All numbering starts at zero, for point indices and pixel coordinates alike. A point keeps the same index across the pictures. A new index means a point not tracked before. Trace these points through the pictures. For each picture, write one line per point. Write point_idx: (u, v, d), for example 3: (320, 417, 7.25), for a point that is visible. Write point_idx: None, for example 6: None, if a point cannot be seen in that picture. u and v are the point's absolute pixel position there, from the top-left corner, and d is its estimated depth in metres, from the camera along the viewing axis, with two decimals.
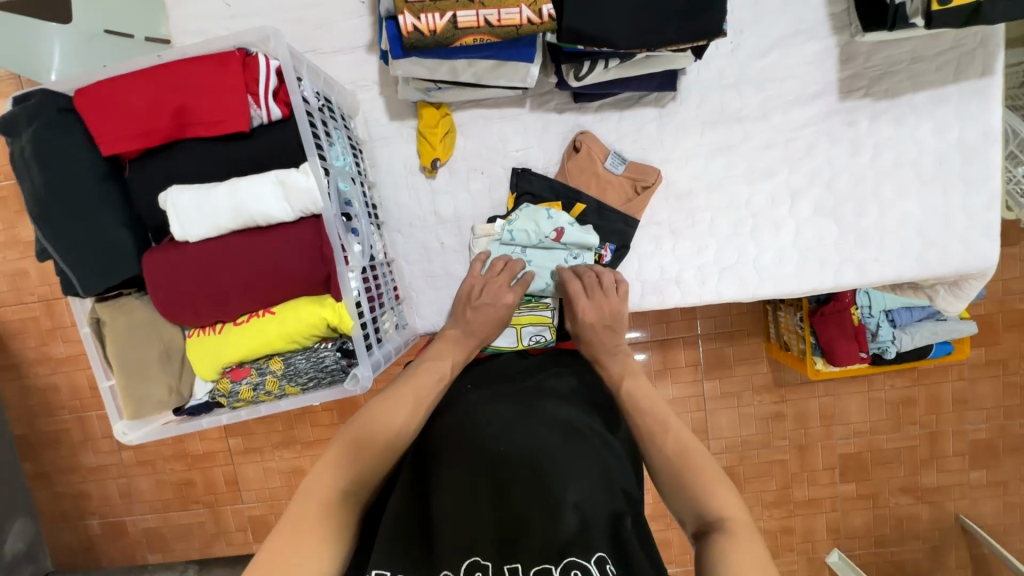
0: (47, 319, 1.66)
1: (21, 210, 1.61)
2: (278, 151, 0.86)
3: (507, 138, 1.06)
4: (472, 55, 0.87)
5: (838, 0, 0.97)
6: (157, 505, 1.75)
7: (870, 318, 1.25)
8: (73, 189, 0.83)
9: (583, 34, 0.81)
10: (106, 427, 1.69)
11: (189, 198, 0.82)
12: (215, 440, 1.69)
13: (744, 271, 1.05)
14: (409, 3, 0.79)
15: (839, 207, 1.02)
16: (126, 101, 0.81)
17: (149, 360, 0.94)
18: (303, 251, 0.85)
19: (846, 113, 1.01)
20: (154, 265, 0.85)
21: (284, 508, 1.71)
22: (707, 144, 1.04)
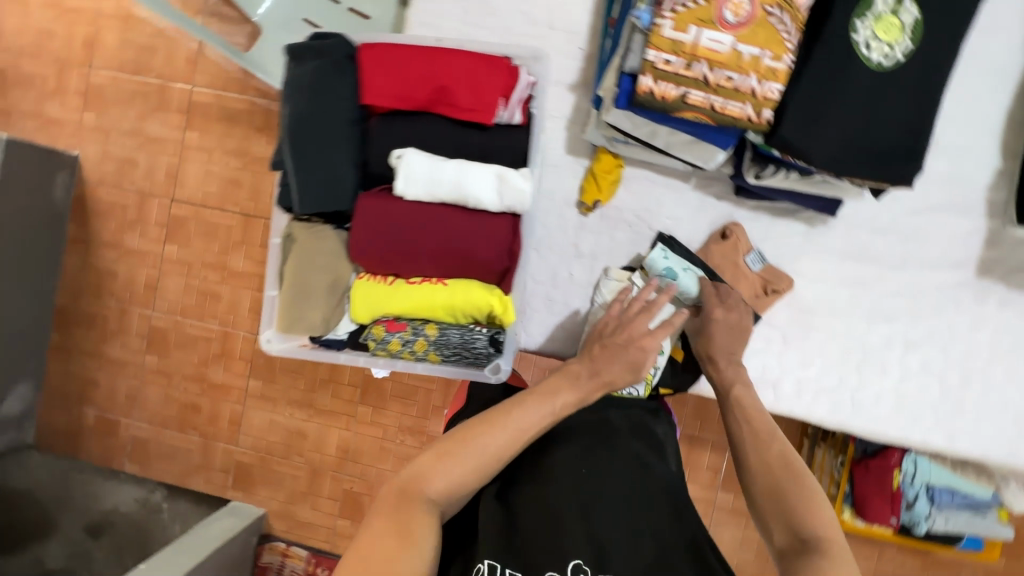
0: (135, 211, 1.74)
1: (157, 109, 1.71)
2: (504, 150, 0.95)
3: (663, 204, 1.10)
4: (677, 126, 0.93)
5: (1000, 190, 1.03)
6: (156, 418, 1.75)
7: (910, 487, 1.23)
8: (329, 122, 0.93)
9: (791, 145, 0.86)
10: (144, 326, 1.73)
11: (422, 161, 0.91)
12: (237, 375, 1.71)
13: (844, 397, 1.06)
14: (656, 68, 0.84)
15: (946, 371, 1.04)
16: (404, 68, 0.92)
17: (318, 285, 1.00)
18: (494, 240, 0.93)
19: (978, 289, 1.04)
20: (365, 208, 0.94)
21: (272, 464, 1.71)
22: (841, 275, 1.08)
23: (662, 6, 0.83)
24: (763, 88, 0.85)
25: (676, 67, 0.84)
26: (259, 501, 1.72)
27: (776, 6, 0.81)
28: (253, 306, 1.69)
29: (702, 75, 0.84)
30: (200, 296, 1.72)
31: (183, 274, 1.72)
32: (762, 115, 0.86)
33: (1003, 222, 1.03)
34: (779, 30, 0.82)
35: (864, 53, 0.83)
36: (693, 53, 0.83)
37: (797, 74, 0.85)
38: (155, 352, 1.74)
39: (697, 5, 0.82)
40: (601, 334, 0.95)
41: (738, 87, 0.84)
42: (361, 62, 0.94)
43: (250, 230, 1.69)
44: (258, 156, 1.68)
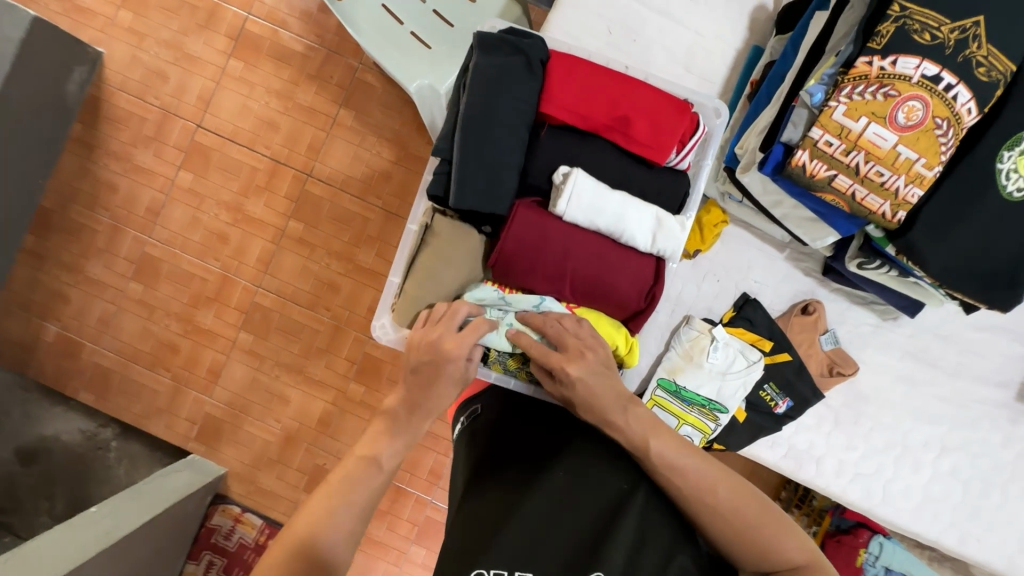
0: (154, 127, 1.61)
1: (204, 27, 1.59)
2: (665, 192, 0.94)
3: (753, 266, 1.07)
4: (809, 203, 0.93)
5: None
6: (126, 350, 1.63)
7: (871, 567, 1.29)
8: (500, 119, 0.88)
9: (912, 250, 0.88)
10: (135, 251, 1.61)
11: (589, 186, 0.89)
12: (227, 324, 1.61)
13: (876, 485, 1.04)
14: (815, 145, 0.83)
15: (971, 479, 1.04)
16: (590, 87, 0.91)
17: (450, 281, 0.96)
18: (638, 280, 0.93)
19: (1015, 411, 1.05)
20: (522, 218, 0.90)
21: (245, 424, 1.62)
22: (893, 368, 1.06)
23: (840, 91, 0.82)
24: (907, 190, 0.84)
25: (835, 151, 0.83)
26: (222, 459, 1.62)
27: (945, 118, 0.80)
28: (262, 257, 1.60)
29: (856, 164, 0.83)
30: (207, 234, 1.61)
31: (192, 207, 1.61)
32: (895, 215, 0.86)
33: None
34: (941, 141, 0.81)
35: (1003, 181, 0.84)
36: (855, 142, 0.82)
37: (939, 183, 0.86)
38: (141, 281, 1.62)
39: (875, 99, 0.80)
40: (408, 356, 0.88)
41: (885, 184, 0.84)
42: (550, 70, 0.92)
43: (277, 178, 1.60)
44: (304, 104, 1.59)
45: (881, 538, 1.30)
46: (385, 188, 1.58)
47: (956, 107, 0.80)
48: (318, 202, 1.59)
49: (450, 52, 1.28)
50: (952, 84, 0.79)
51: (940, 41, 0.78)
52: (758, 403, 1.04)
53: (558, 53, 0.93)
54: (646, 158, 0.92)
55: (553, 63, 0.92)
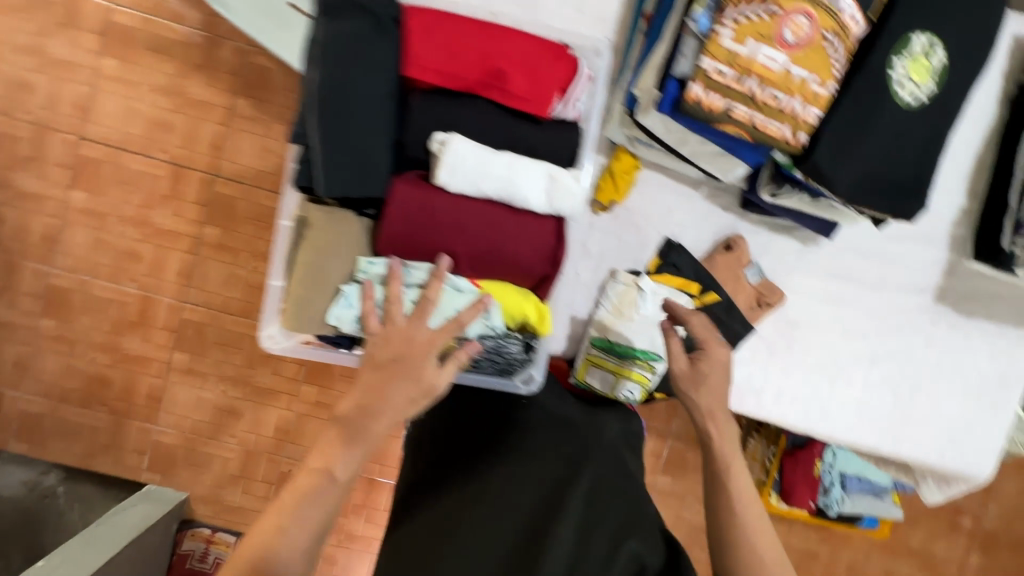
0: (32, 146, 1.45)
1: (64, 24, 1.42)
2: (556, 146, 0.88)
3: (672, 210, 1.05)
4: (713, 138, 0.88)
5: (963, 224, 1.06)
6: (53, 391, 1.51)
7: (828, 473, 1.40)
8: (359, 93, 0.81)
9: (818, 171, 0.85)
10: (40, 284, 1.48)
11: (471, 150, 0.82)
12: (159, 347, 1.52)
13: (813, 405, 1.08)
14: (707, 76, 0.80)
15: (900, 385, 1.08)
16: (457, 44, 0.85)
17: (333, 274, 0.86)
18: (539, 245, 0.88)
19: (934, 314, 1.08)
20: (404, 198, 0.84)
21: (198, 446, 1.55)
22: (823, 290, 1.08)
23: (725, 14, 0.80)
24: (804, 111, 0.82)
25: (727, 78, 0.80)
26: (181, 484, 1.56)
27: (832, 32, 0.79)
28: (182, 270, 1.50)
29: (750, 90, 0.80)
30: (116, 255, 1.48)
31: (94, 228, 1.47)
32: (797, 138, 0.83)
33: (958, 257, 1.07)
34: (830, 55, 0.80)
35: (897, 90, 0.84)
36: (746, 67, 0.79)
37: (837, 101, 0.84)
38: (52, 316, 1.49)
39: (760, 18, 0.78)
40: (371, 354, 0.76)
41: (782, 108, 0.81)
42: (410, 30, 0.85)
43: (182, 184, 1.48)
44: (196, 99, 1.46)
45: (833, 447, 1.40)
46: None
47: (840, 17, 0.79)
48: (231, 203, 1.48)
49: None
50: None
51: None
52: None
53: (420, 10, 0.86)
54: (526, 112, 0.86)
55: (414, 21, 0.85)
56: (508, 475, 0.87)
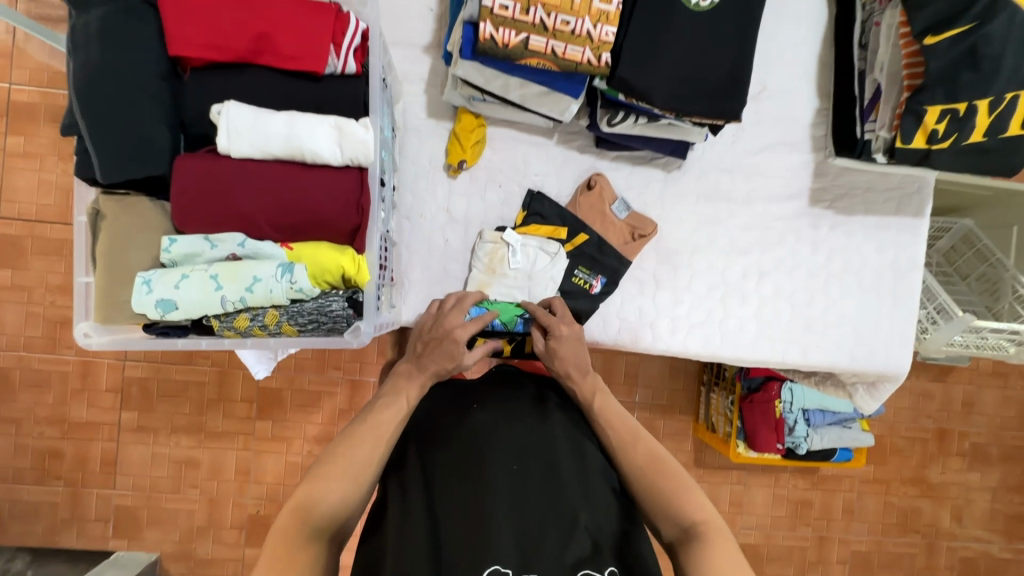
0: None
1: None
2: (341, 101, 0.83)
3: (530, 162, 1.04)
4: (529, 76, 0.88)
5: (821, 125, 1.07)
6: (6, 474, 1.49)
7: (790, 413, 1.35)
8: (119, 76, 0.75)
9: (629, 85, 0.85)
10: None
11: (247, 115, 0.77)
12: (105, 410, 1.51)
13: (710, 330, 1.06)
14: (493, 13, 0.78)
15: (794, 294, 1.07)
16: (212, 11, 0.78)
17: (139, 266, 0.81)
18: (342, 199, 0.81)
19: (812, 217, 1.08)
20: (185, 171, 0.77)
21: (160, 503, 1.52)
22: (703, 214, 1.07)
23: None
24: (599, 31, 0.81)
25: (513, 13, 0.79)
26: (150, 546, 1.53)
27: None
28: None
29: (540, 20, 0.79)
30: (49, 325, 1.49)
31: (23, 302, 1.48)
32: (601, 59, 0.83)
33: (823, 158, 1.07)
34: None
35: None
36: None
37: (629, 16, 0.85)
38: None
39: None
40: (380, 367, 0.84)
41: (575, 31, 0.80)
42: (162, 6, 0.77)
43: None
44: None
45: (789, 384, 1.35)
46: None
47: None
48: None
49: None
50: None
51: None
52: (575, 290, 1.04)
53: None
54: (303, 70, 0.81)
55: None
56: (445, 464, 0.73)
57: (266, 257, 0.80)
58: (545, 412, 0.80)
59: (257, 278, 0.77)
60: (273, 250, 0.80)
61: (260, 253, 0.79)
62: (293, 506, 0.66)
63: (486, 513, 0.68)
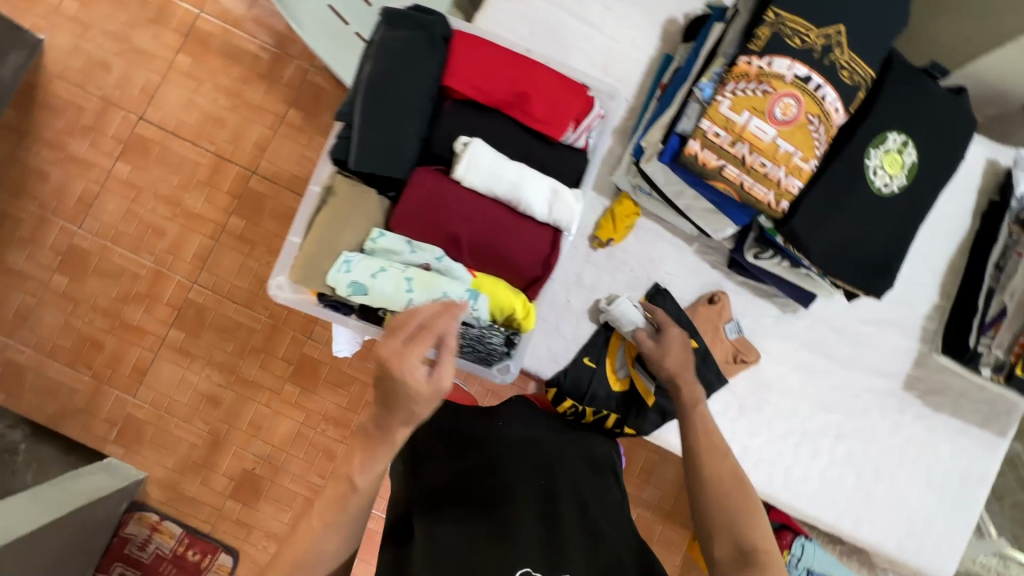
0: (93, 117, 1.57)
1: (154, 21, 1.59)
2: (564, 170, 0.94)
3: (664, 259, 1.10)
4: (705, 193, 0.95)
5: (934, 319, 1.12)
6: (45, 346, 1.54)
7: (794, 567, 1.31)
8: (402, 89, 0.86)
9: (796, 237, 0.91)
10: (64, 241, 1.55)
11: (489, 155, 0.87)
12: (157, 321, 1.56)
13: (774, 471, 1.08)
14: (704, 135, 0.86)
15: (863, 465, 1.09)
16: (490, 65, 0.91)
17: (346, 244, 0.88)
18: (534, 250, 0.90)
19: (901, 400, 1.11)
20: (419, 184, 0.87)
21: (168, 425, 1.55)
22: (801, 361, 1.11)
23: (726, 86, 0.86)
24: (786, 181, 0.87)
25: (722, 141, 0.86)
26: (142, 463, 1.54)
27: (817, 116, 0.86)
28: (199, 253, 1.57)
29: (742, 154, 0.86)
30: (141, 227, 1.57)
31: (128, 199, 1.57)
32: (779, 205, 0.89)
33: (927, 349, 1.12)
34: (814, 136, 0.86)
35: (872, 177, 0.90)
36: (739, 134, 0.85)
37: (817, 176, 0.90)
38: (67, 273, 1.55)
39: (755, 95, 0.85)
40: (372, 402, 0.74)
41: (768, 174, 0.87)
42: (454, 49, 0.91)
43: (219, 174, 1.59)
44: (251, 102, 1.60)
45: (803, 539, 1.32)
46: None
47: (825, 105, 0.86)
48: (260, 199, 1.59)
49: None
50: (820, 84, 0.85)
51: (809, 46, 0.85)
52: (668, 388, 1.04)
53: (463, 33, 0.93)
54: (544, 133, 0.92)
55: (459, 42, 0.91)
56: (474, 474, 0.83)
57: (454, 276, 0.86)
58: (568, 441, 0.93)
59: (446, 294, 0.83)
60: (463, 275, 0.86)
61: (451, 272, 0.86)
62: (299, 535, 0.76)
63: (517, 520, 0.78)
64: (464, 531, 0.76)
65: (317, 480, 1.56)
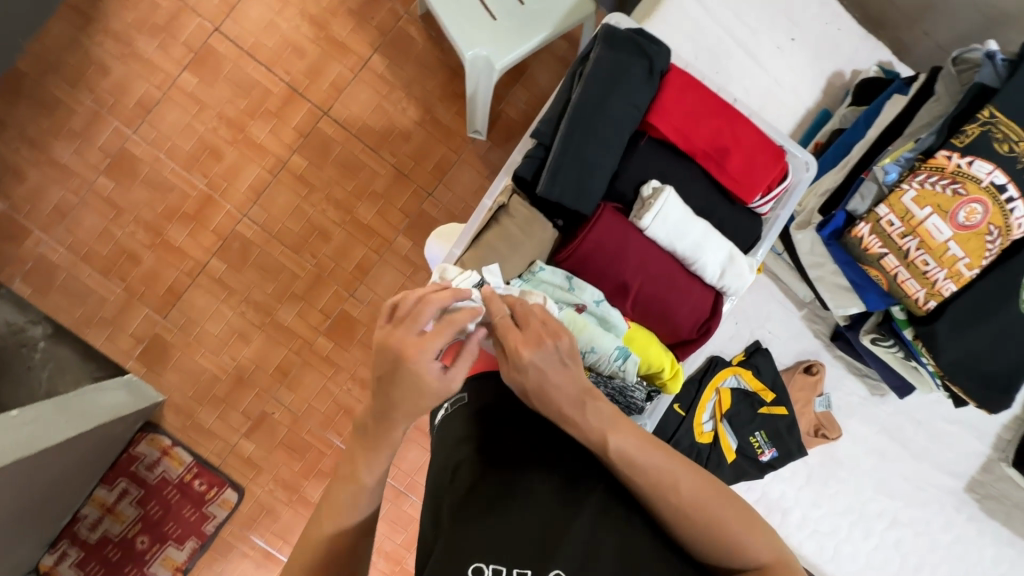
0: (166, 18, 1.47)
1: None
2: (737, 230, 1.00)
3: (769, 319, 1.21)
4: (852, 272, 1.06)
5: (1011, 430, 1.20)
6: (79, 249, 1.48)
7: None
8: (611, 122, 0.91)
9: (932, 339, 1.00)
10: (116, 144, 1.47)
11: (676, 210, 0.90)
12: (200, 247, 1.51)
13: (827, 543, 1.19)
14: (878, 223, 0.96)
15: (910, 554, 1.19)
16: (697, 113, 0.96)
17: (511, 266, 0.90)
18: (696, 308, 0.94)
19: (959, 500, 1.19)
20: (606, 223, 0.90)
21: (194, 354, 1.52)
22: (872, 443, 1.21)
23: (913, 176, 0.93)
24: (942, 283, 0.96)
25: (893, 230, 0.95)
26: (162, 386, 1.51)
27: (998, 228, 0.91)
28: (255, 185, 1.51)
29: (907, 248, 0.95)
30: (199, 146, 1.49)
31: (190, 113, 1.49)
32: (926, 303, 0.98)
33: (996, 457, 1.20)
34: (988, 245, 0.92)
35: None
36: (913, 228, 0.93)
37: (973, 284, 0.98)
38: (113, 178, 1.48)
39: (944, 192, 0.91)
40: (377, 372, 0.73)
41: (926, 273, 0.95)
42: (664, 86, 0.96)
43: (290, 107, 1.51)
44: (336, 39, 1.51)
45: None
46: (402, 147, 1.53)
47: (1011, 219, 0.91)
48: (328, 143, 1.52)
49: (516, 29, 1.16)
50: (1013, 197, 0.90)
51: (1015, 154, 0.89)
52: (746, 448, 1.18)
53: (674, 70, 0.98)
54: (734, 192, 0.98)
55: (672, 81, 0.96)
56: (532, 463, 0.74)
57: (609, 323, 0.87)
58: None
59: (593, 347, 0.85)
60: (619, 323, 0.88)
61: (608, 319, 0.87)
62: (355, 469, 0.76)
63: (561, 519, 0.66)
64: (505, 510, 0.67)
65: (334, 436, 1.55)
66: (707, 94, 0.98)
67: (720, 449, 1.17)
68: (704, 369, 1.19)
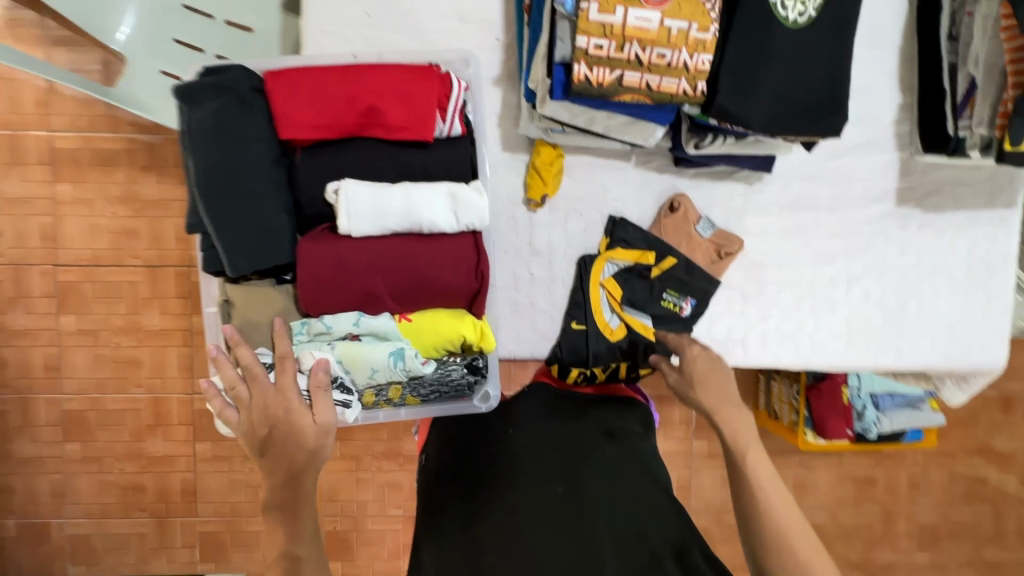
0: (12, 286, 1.50)
1: (13, 163, 1.46)
2: (449, 165, 0.91)
3: (608, 188, 1.10)
4: (617, 109, 0.95)
5: (904, 122, 1.11)
6: (94, 510, 1.56)
7: (858, 398, 1.37)
8: (240, 170, 0.83)
9: (725, 113, 0.90)
10: (56, 413, 1.53)
11: (365, 193, 0.85)
12: (179, 443, 1.56)
13: (800, 341, 1.14)
14: (587, 55, 0.86)
15: (884, 296, 1.15)
16: (325, 91, 0.86)
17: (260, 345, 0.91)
18: (455, 263, 0.89)
19: (900, 217, 1.13)
20: (311, 251, 0.85)
21: (240, 527, 1.58)
22: (781, 225, 1.13)
23: None
24: (695, 59, 0.87)
25: (608, 51, 0.86)
26: (236, 567, 1.60)
27: None
28: (182, 363, 1.54)
29: (635, 55, 0.86)
30: (116, 367, 1.53)
31: (90, 346, 1.52)
32: (697, 87, 0.89)
33: (909, 154, 1.12)
34: None
35: (782, 12, 0.88)
36: (623, 34, 0.85)
37: (725, 40, 0.89)
38: (76, 439, 1.54)
39: None
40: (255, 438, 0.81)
41: (670, 63, 0.87)
42: (271, 94, 0.86)
43: (159, 282, 1.52)
44: (150, 199, 1.50)
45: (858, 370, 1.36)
46: None
47: None
48: None
49: None
50: None
51: None
52: (666, 313, 1.12)
53: (275, 71, 0.88)
54: (412, 139, 0.88)
55: (277, 82, 0.86)
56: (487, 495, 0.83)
57: (381, 333, 0.89)
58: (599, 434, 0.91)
59: (376, 365, 0.88)
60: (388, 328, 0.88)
61: (377, 330, 0.88)
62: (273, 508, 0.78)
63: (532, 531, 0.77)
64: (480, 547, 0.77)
65: (396, 511, 1.58)
66: (322, 68, 0.89)
67: (639, 335, 1.11)
68: (579, 275, 1.10)
